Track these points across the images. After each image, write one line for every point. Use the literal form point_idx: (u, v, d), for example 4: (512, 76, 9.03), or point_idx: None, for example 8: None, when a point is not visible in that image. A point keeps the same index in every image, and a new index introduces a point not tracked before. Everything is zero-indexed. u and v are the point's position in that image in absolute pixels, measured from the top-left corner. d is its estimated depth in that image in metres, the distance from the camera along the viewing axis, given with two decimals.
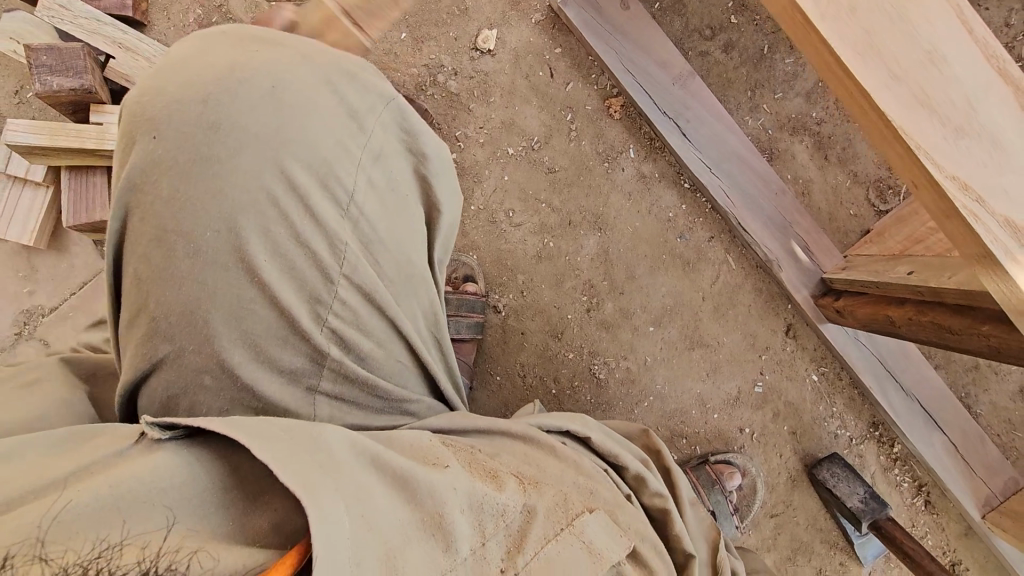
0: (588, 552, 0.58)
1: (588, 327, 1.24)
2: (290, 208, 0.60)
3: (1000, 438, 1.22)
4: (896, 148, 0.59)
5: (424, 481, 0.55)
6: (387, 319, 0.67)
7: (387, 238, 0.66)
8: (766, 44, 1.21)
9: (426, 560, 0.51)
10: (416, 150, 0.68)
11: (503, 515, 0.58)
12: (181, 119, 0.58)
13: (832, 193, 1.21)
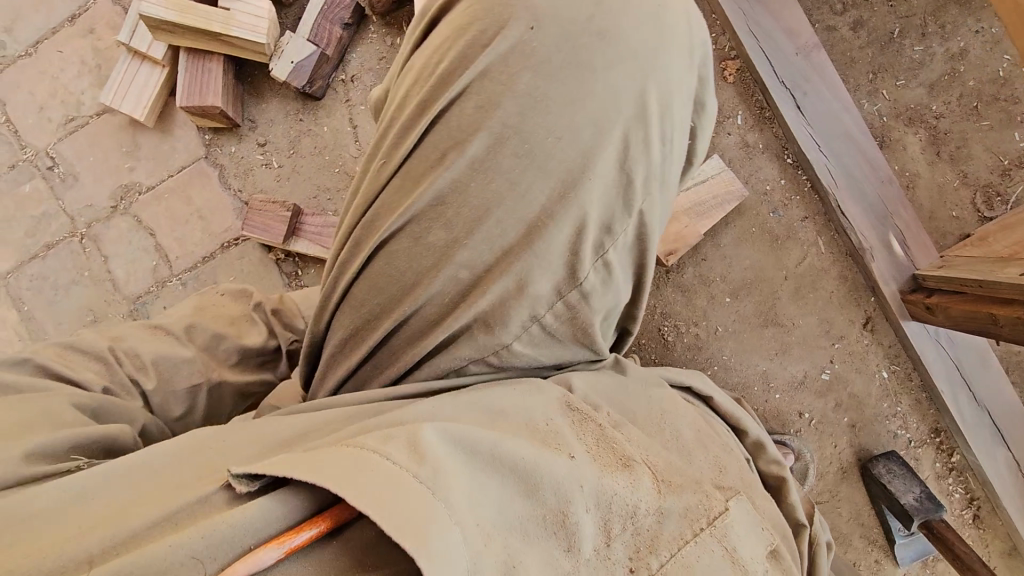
0: (725, 557, 0.57)
1: (663, 288, 1.23)
2: (629, 129, 0.62)
3: None
4: None
5: (547, 484, 0.51)
6: (634, 259, 0.68)
7: (671, 181, 0.67)
8: (896, 27, 1.18)
9: (547, 562, 0.49)
10: (705, 96, 0.69)
11: (633, 513, 0.55)
12: (566, 14, 0.62)
13: (937, 191, 1.18)
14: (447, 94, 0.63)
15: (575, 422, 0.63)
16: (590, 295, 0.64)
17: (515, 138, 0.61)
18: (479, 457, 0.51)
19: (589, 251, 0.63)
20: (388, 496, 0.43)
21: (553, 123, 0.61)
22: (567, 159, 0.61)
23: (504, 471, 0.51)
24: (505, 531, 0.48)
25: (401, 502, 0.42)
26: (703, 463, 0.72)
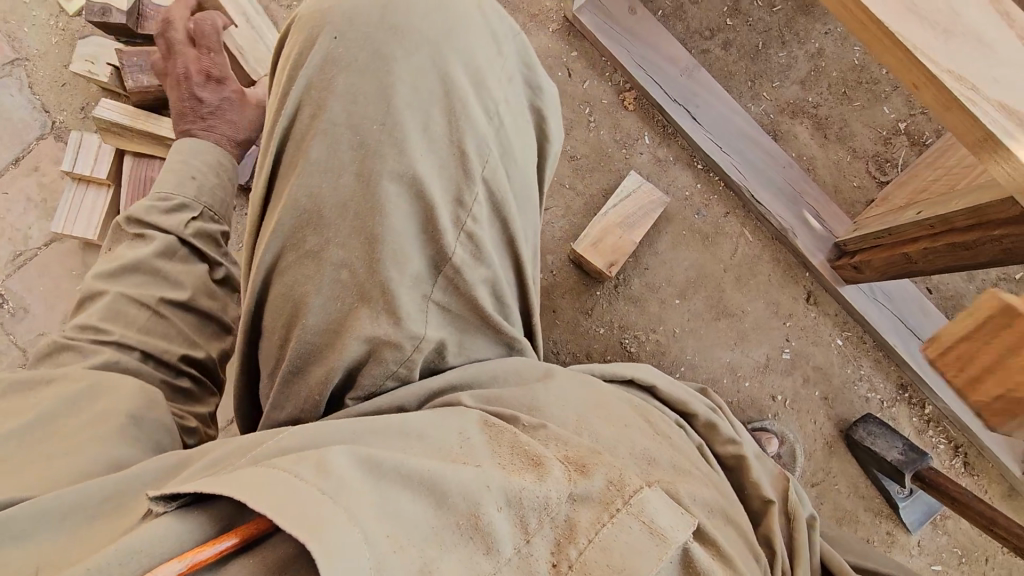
0: (646, 533, 0.45)
1: (616, 302, 1.28)
2: (437, 112, 0.58)
3: None
4: (938, 96, 0.68)
5: (460, 490, 0.43)
6: (502, 228, 0.62)
7: (516, 156, 0.63)
8: (761, 41, 1.33)
9: (468, 570, 0.40)
10: (536, 85, 0.65)
11: (546, 508, 0.45)
12: (359, 15, 0.59)
13: (835, 167, 1.30)
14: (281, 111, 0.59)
15: (493, 435, 0.52)
16: (462, 274, 0.59)
17: (346, 135, 0.57)
18: (393, 470, 0.42)
19: (450, 228, 0.58)
20: (282, 503, 0.36)
21: (413, 100, 0.58)
22: (372, 160, 0.57)
23: (415, 481, 0.43)
24: (412, 541, 0.40)
25: (299, 509, 0.36)
26: (627, 459, 0.56)
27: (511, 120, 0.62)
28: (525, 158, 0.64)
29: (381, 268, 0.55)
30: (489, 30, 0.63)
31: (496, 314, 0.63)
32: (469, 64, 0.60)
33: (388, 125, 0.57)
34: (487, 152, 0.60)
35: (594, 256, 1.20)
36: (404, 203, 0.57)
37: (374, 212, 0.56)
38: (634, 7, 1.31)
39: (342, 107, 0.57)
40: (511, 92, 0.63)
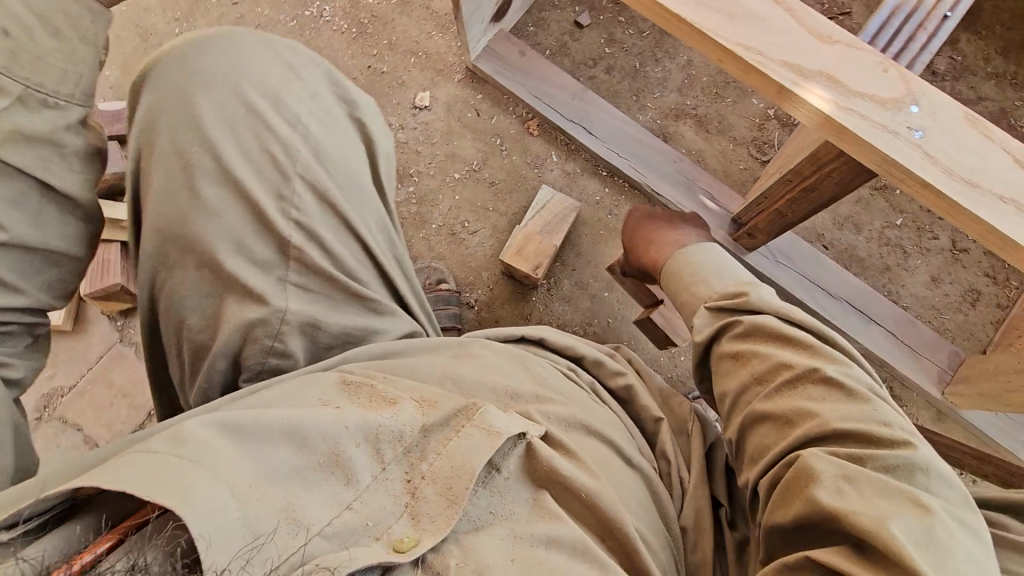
0: (484, 437, 0.56)
1: (551, 304, 1.40)
2: (247, 138, 0.71)
3: (932, 323, 1.37)
4: (849, 138, 0.82)
5: (318, 435, 0.52)
6: (336, 213, 0.72)
7: (334, 153, 0.74)
8: (637, 62, 1.54)
9: (328, 499, 0.50)
10: (346, 97, 0.79)
11: (399, 438, 0.55)
12: (168, 85, 0.72)
13: (721, 156, 1.48)
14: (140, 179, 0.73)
15: (354, 390, 0.60)
16: (305, 256, 0.69)
17: (183, 178, 0.69)
18: (255, 430, 0.50)
19: (280, 217, 0.69)
20: (142, 480, 0.42)
21: (228, 135, 0.70)
22: (206, 188, 0.68)
23: (273, 435, 0.50)
24: (276, 484, 0.48)
25: (162, 479, 0.42)
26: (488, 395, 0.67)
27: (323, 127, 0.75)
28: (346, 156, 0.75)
29: (253, 261, 0.67)
30: (286, 64, 0.76)
31: (360, 284, 0.72)
32: (268, 91, 0.73)
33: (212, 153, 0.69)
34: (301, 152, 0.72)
35: (520, 263, 1.33)
36: (245, 206, 0.68)
37: (221, 226, 0.67)
38: (522, 50, 1.50)
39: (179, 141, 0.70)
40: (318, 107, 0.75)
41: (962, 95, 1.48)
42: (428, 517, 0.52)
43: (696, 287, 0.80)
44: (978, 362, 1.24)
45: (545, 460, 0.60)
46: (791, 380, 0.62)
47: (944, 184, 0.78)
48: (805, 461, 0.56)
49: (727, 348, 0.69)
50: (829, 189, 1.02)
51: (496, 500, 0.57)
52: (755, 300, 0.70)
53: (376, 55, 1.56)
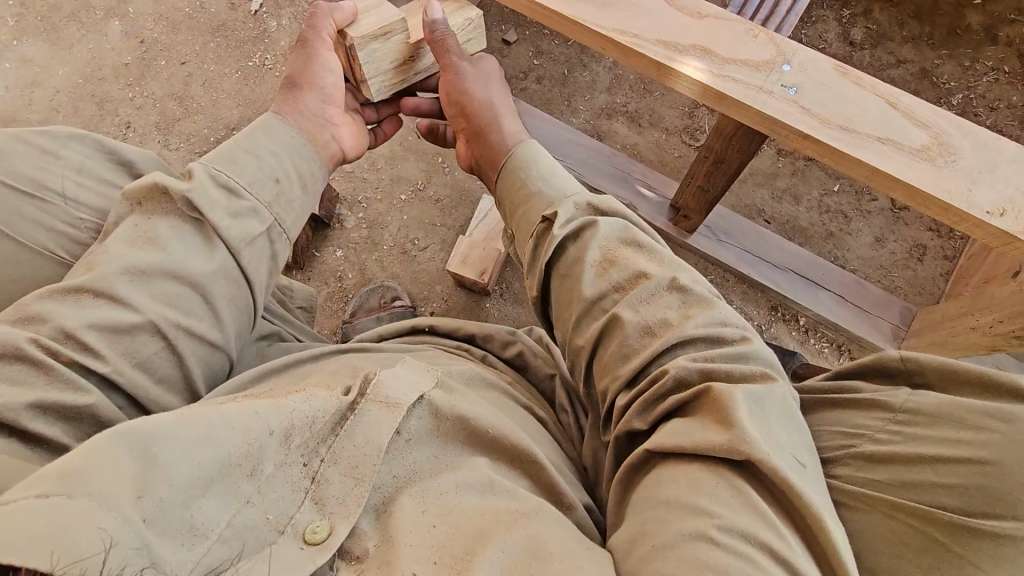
0: (383, 412, 0.53)
1: (506, 308, 1.43)
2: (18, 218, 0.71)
3: (882, 283, 1.38)
4: (751, 116, 0.85)
5: (226, 427, 0.46)
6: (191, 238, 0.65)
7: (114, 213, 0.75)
8: (566, 69, 1.59)
9: (232, 497, 0.45)
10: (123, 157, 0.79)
11: (313, 426, 0.51)
12: None
13: (656, 147, 1.52)
14: None
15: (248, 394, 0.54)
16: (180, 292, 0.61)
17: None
18: (154, 433, 0.42)
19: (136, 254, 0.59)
20: (17, 526, 0.34)
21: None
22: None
23: (174, 435, 0.43)
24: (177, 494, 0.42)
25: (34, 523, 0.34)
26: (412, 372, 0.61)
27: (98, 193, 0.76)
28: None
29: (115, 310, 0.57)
30: (41, 146, 0.75)
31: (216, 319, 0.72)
32: (25, 175, 0.73)
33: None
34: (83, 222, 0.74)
35: (467, 271, 1.36)
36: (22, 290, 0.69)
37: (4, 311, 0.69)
38: None
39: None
40: (88, 172, 0.76)
41: (882, 60, 1.51)
42: (334, 500, 0.49)
43: (513, 163, 0.76)
44: (929, 313, 1.25)
45: (452, 416, 0.57)
46: (645, 293, 0.60)
47: (823, 132, 0.81)
48: (670, 376, 0.55)
49: (539, 239, 0.69)
50: (735, 155, 1.05)
51: (405, 467, 0.53)
52: (566, 192, 0.72)
53: None
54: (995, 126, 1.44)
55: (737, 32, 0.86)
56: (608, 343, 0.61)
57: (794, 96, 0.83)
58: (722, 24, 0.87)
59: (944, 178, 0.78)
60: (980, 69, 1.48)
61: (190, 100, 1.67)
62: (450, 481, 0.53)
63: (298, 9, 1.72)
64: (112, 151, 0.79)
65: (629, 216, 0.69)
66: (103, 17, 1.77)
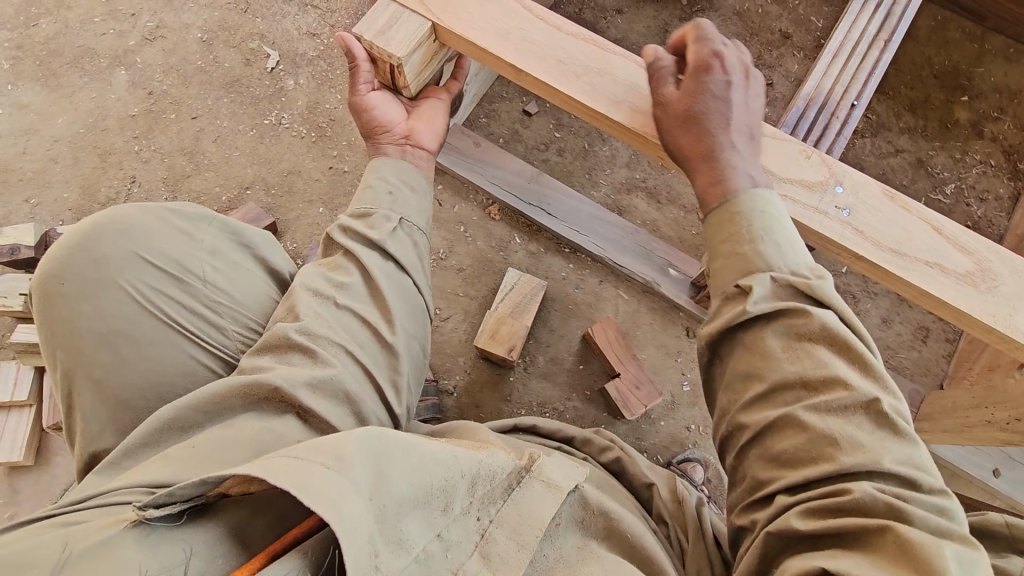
0: (544, 491, 0.67)
1: (530, 382, 1.42)
2: (165, 291, 0.78)
3: (890, 363, 1.45)
4: (806, 232, 0.88)
5: (437, 464, 0.58)
6: (373, 331, 0.80)
7: (244, 298, 0.83)
8: (586, 143, 1.63)
9: (428, 522, 0.58)
10: (249, 241, 0.87)
11: (492, 478, 0.63)
12: (68, 262, 0.77)
13: (675, 224, 1.57)
14: (56, 340, 0.74)
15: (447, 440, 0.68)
16: (372, 370, 0.77)
17: (117, 346, 0.74)
18: (389, 450, 0.56)
19: (340, 333, 0.78)
20: (302, 483, 0.50)
21: (145, 305, 0.77)
22: (136, 353, 0.75)
23: (405, 457, 0.56)
24: (397, 503, 0.55)
25: (315, 488, 0.50)
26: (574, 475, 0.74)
27: (225, 274, 0.83)
28: (244, 293, 0.84)
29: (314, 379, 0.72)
30: (181, 228, 0.83)
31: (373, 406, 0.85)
32: (169, 258, 0.80)
33: (125, 316, 0.76)
34: (215, 300, 0.81)
35: (495, 347, 1.37)
36: (177, 366, 0.76)
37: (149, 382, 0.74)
38: (477, 141, 1.56)
39: (89, 322, 0.74)
40: (219, 253, 0.84)
41: (881, 148, 1.62)
42: (500, 558, 0.61)
43: (732, 215, 0.81)
44: (939, 398, 1.31)
45: (598, 510, 0.75)
46: (838, 403, 0.66)
47: (874, 254, 0.85)
48: (852, 496, 0.61)
49: (726, 305, 0.77)
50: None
51: (552, 549, 0.70)
52: (768, 262, 0.76)
53: (336, 157, 1.62)
54: (984, 216, 1.56)
55: (794, 149, 0.90)
56: (781, 431, 0.69)
57: (849, 219, 0.87)
58: (784, 141, 0.91)
59: (988, 304, 0.83)
60: (969, 161, 1.60)
61: (201, 156, 1.63)
62: (592, 567, 0.69)
63: (315, 68, 1.70)
64: (236, 231, 0.87)
65: (842, 308, 0.74)
66: (109, 65, 1.71)
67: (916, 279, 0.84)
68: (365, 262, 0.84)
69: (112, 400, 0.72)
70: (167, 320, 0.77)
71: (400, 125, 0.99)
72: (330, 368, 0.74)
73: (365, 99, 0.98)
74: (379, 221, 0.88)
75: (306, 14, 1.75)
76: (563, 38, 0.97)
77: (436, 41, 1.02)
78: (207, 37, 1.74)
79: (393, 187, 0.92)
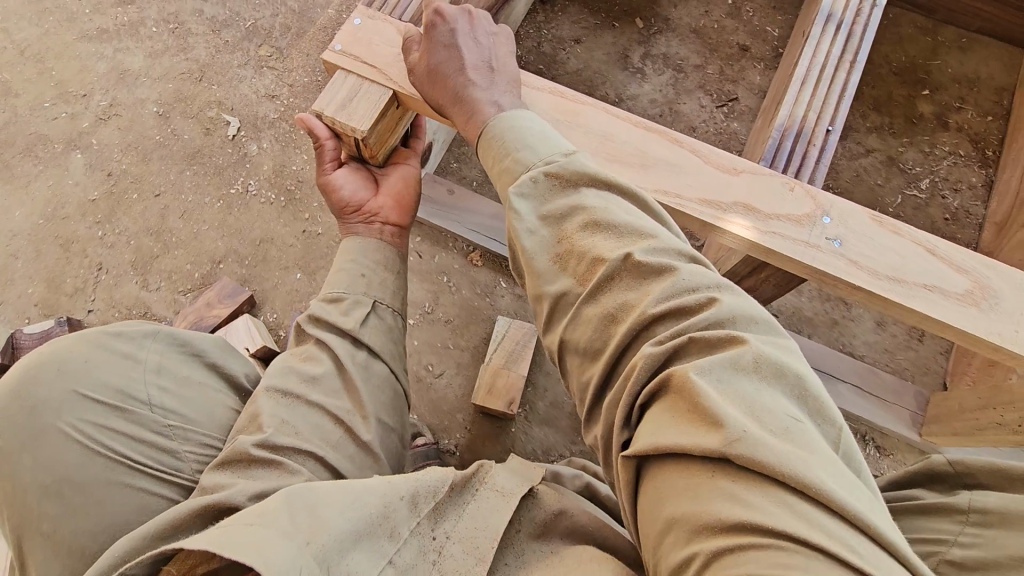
0: (501, 500, 0.68)
1: (532, 430, 1.38)
2: (110, 423, 0.73)
3: (890, 366, 1.43)
4: (798, 266, 0.86)
5: (369, 495, 0.63)
6: (346, 429, 0.76)
7: (198, 414, 0.78)
8: None
9: (374, 553, 0.61)
10: (197, 351, 0.82)
11: (434, 495, 0.66)
12: (3, 413, 0.73)
13: None
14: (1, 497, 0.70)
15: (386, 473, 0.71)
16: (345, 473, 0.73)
17: (63, 493, 0.69)
18: (316, 498, 0.61)
19: (310, 434, 0.74)
20: (229, 541, 0.54)
21: (89, 442, 0.72)
22: (86, 496, 0.70)
23: (335, 499, 0.61)
24: (331, 536, 0.58)
25: (242, 542, 0.54)
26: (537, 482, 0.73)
27: (174, 392, 0.78)
28: (197, 408, 0.78)
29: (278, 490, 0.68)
30: (121, 351, 0.78)
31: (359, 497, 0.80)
32: (111, 387, 0.75)
33: (68, 459, 0.71)
34: (166, 423, 0.76)
35: (492, 401, 1.33)
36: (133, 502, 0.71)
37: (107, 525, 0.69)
38: (451, 189, 1.53)
39: (32, 474, 0.70)
40: (166, 371, 0.79)
41: (852, 151, 1.62)
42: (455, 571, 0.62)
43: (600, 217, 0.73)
44: (945, 399, 1.29)
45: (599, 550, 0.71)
46: None
47: (871, 282, 0.83)
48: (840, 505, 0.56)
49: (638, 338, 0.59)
50: (750, 282, 1.06)
51: (517, 560, 0.67)
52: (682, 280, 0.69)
53: (309, 220, 1.58)
54: (961, 207, 1.57)
55: (777, 182, 0.88)
56: None
57: (841, 249, 0.85)
58: (766, 175, 0.89)
59: (991, 321, 0.81)
60: (939, 153, 1.61)
61: (169, 234, 1.58)
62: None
63: (277, 131, 1.67)
64: (183, 344, 0.82)
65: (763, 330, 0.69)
66: (63, 149, 1.66)
67: (916, 304, 0.82)
68: (339, 353, 0.80)
69: (67, 553, 0.67)
70: (115, 455, 0.72)
71: (370, 200, 0.96)
72: (296, 475, 0.70)
73: (331, 179, 0.95)
74: (352, 307, 0.84)
75: (263, 76, 1.72)
76: (529, 92, 0.94)
77: (399, 107, 0.99)
78: (164, 111, 1.70)
79: (365, 268, 0.89)
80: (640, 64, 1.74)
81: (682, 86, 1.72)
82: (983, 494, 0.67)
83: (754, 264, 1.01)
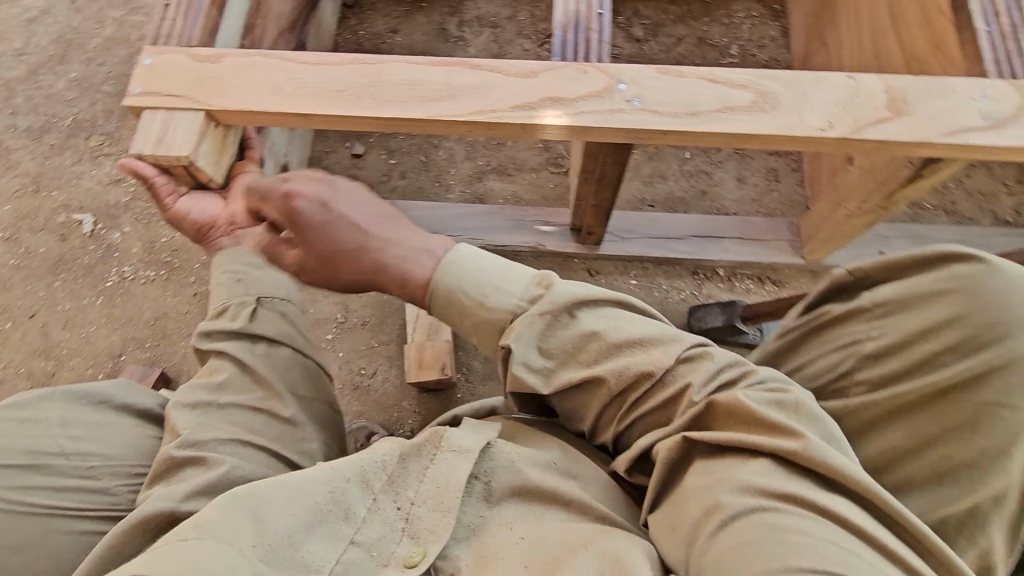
0: (457, 458, 0.71)
1: (476, 389, 1.43)
2: (28, 482, 0.77)
3: (762, 211, 1.57)
4: (615, 134, 0.96)
5: (313, 486, 0.67)
6: (264, 415, 0.79)
7: (117, 450, 0.82)
8: (421, 156, 1.67)
9: (332, 538, 0.65)
10: (99, 396, 0.86)
11: (382, 468, 0.71)
12: None
13: (532, 186, 1.63)
14: None
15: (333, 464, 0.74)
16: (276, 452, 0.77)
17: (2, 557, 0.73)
18: (257, 501, 0.64)
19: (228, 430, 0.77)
20: (172, 567, 0.55)
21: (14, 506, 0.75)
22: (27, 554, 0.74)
23: (279, 498, 0.65)
24: (280, 537, 0.62)
25: (182, 565, 0.56)
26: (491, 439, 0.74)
27: (86, 438, 0.82)
28: (114, 445, 0.82)
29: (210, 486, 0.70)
30: (21, 416, 0.81)
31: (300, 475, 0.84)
32: (20, 450, 0.78)
33: None
34: (86, 467, 0.80)
35: (428, 374, 1.37)
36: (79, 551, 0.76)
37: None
38: None
39: None
40: (72, 421, 0.82)
41: (666, 43, 1.77)
42: (426, 531, 0.67)
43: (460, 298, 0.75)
44: (809, 218, 1.44)
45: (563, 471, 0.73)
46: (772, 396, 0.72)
47: (676, 123, 0.93)
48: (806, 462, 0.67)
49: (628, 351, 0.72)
50: (592, 168, 1.15)
51: (483, 511, 0.70)
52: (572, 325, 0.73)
53: (196, 281, 1.56)
54: (771, 58, 1.74)
55: (572, 70, 0.97)
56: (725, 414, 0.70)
57: (644, 104, 0.95)
58: (562, 68, 0.97)
59: (779, 119, 0.93)
60: (738, 20, 1.78)
61: (59, 348, 1.52)
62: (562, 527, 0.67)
63: (135, 210, 1.64)
64: (85, 393, 0.85)
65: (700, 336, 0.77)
66: None
67: (716, 126, 0.93)
68: (235, 354, 0.82)
69: None
70: (44, 509, 0.76)
71: (226, 212, 0.99)
72: (220, 466, 0.72)
73: (177, 210, 0.97)
74: (238, 310, 0.87)
75: (101, 165, 1.69)
76: (332, 70, 0.99)
77: (220, 125, 1.01)
78: (10, 233, 1.63)
79: (241, 273, 0.91)
80: (458, 32, 1.84)
81: (502, 40, 1.83)
82: (880, 288, 0.73)
83: (591, 150, 1.09)
